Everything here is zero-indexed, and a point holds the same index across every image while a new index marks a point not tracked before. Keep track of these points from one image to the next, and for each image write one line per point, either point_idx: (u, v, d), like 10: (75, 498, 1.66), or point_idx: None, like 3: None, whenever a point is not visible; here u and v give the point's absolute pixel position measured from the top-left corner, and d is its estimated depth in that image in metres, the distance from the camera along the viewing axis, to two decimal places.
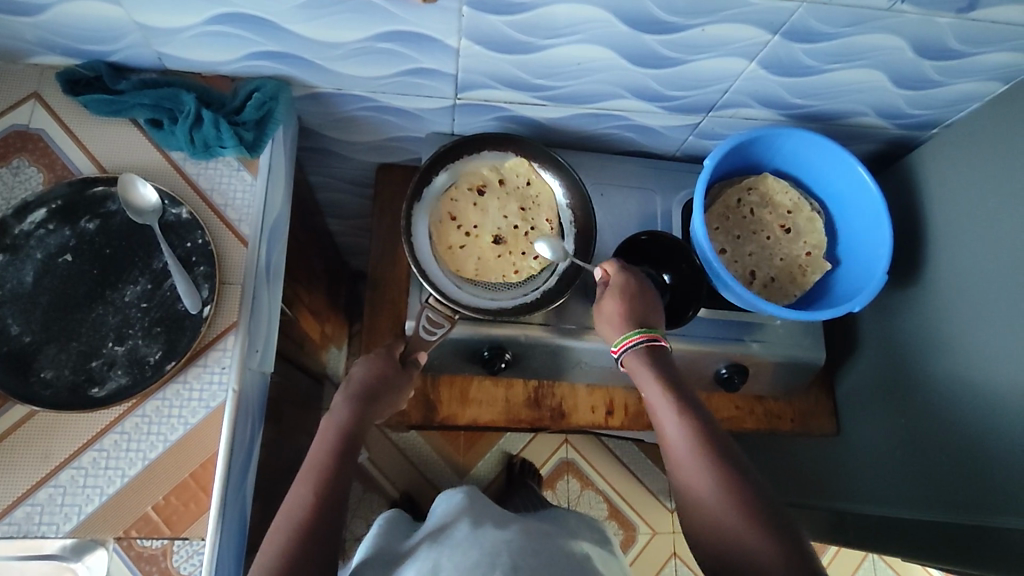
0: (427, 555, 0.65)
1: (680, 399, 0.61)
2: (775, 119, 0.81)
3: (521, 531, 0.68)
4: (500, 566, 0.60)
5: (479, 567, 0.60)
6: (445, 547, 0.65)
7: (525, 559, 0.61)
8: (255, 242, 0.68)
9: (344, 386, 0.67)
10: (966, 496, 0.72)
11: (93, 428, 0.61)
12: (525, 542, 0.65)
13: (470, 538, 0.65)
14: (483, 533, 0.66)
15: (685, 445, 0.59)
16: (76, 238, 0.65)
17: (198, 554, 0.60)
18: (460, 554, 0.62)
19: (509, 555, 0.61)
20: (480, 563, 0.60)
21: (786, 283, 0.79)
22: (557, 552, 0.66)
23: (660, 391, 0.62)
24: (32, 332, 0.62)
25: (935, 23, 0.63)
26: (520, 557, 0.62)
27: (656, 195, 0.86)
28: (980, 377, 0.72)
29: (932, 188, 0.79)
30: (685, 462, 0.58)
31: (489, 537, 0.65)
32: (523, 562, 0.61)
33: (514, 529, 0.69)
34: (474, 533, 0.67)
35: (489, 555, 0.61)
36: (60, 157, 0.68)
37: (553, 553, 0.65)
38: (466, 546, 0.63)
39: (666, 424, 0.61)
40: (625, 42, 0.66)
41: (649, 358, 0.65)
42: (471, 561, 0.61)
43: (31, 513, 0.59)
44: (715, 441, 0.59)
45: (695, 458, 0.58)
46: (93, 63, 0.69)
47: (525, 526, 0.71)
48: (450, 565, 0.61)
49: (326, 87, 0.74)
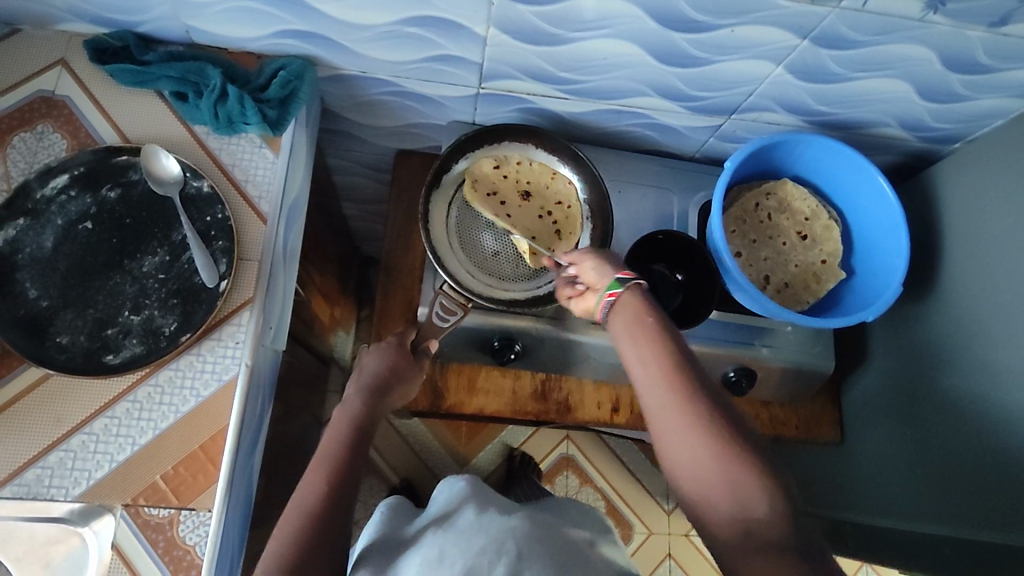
0: (433, 541, 0.65)
1: (672, 340, 0.55)
2: (797, 126, 0.81)
3: (527, 518, 0.68)
4: (506, 556, 0.60)
5: (486, 555, 0.60)
6: (450, 534, 0.65)
7: (531, 547, 0.62)
8: (273, 220, 0.69)
9: (357, 376, 0.68)
10: (967, 512, 0.72)
11: (106, 396, 0.62)
12: (532, 528, 0.66)
13: (475, 523, 0.66)
14: (489, 518, 0.67)
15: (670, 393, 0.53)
16: (96, 205, 0.65)
17: (204, 525, 0.61)
18: (466, 541, 0.63)
19: (515, 543, 0.62)
20: (486, 551, 0.60)
21: (800, 289, 0.79)
22: (559, 541, 0.66)
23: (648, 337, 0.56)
24: (50, 296, 0.62)
25: (965, 36, 0.62)
26: (527, 545, 0.62)
27: (673, 195, 0.86)
28: (988, 397, 0.72)
29: (951, 202, 0.79)
30: (670, 421, 0.52)
31: (495, 524, 0.66)
32: (529, 551, 0.62)
33: (519, 514, 0.69)
34: (478, 519, 0.67)
35: (496, 543, 0.61)
36: (84, 125, 0.68)
37: (554, 544, 0.65)
38: (472, 533, 0.64)
39: (646, 370, 0.55)
40: (653, 38, 0.66)
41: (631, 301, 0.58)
42: (477, 548, 0.61)
43: (41, 476, 0.59)
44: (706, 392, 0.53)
45: (677, 414, 0.52)
46: (122, 33, 0.69)
47: (529, 513, 0.71)
48: (456, 551, 0.62)
49: (351, 69, 0.74)
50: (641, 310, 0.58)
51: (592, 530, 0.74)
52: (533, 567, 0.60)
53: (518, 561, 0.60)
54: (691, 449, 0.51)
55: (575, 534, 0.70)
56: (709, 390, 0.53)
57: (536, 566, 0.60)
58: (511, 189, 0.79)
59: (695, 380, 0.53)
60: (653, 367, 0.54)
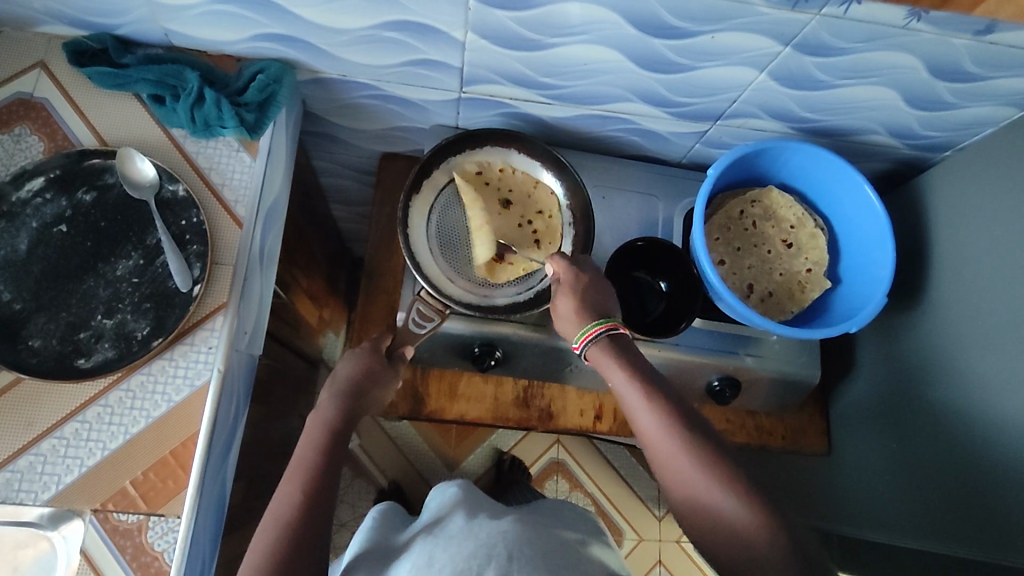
0: (423, 548, 0.65)
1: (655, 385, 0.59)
2: (784, 132, 0.80)
3: (517, 520, 0.68)
4: (496, 558, 0.59)
5: (475, 559, 0.59)
6: (441, 539, 0.65)
7: (522, 549, 0.61)
8: (250, 224, 0.68)
9: (330, 381, 0.67)
10: (949, 526, 0.71)
11: (78, 400, 0.62)
12: (523, 531, 0.65)
13: (465, 530, 0.65)
14: (479, 522, 0.66)
15: (658, 429, 0.57)
16: (72, 208, 0.65)
17: (172, 531, 0.60)
18: (457, 545, 0.62)
19: (505, 546, 0.61)
20: (476, 555, 0.60)
21: (784, 299, 0.78)
22: (550, 542, 0.65)
23: (627, 378, 0.60)
24: (23, 299, 0.62)
25: (952, 44, 0.61)
26: (517, 547, 0.61)
27: (658, 201, 0.85)
28: (975, 411, 0.70)
29: (941, 211, 0.78)
30: (665, 454, 0.56)
31: (486, 527, 0.65)
32: (520, 552, 0.61)
33: (509, 517, 0.68)
34: (469, 524, 0.66)
35: (486, 546, 0.61)
36: (62, 127, 0.68)
37: (546, 544, 0.64)
38: (461, 538, 0.63)
39: (639, 414, 0.58)
40: (633, 44, 0.65)
41: (612, 348, 0.62)
42: (468, 552, 0.61)
43: (11, 479, 0.59)
44: (689, 420, 0.57)
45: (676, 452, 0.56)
46: (101, 35, 0.68)
47: (520, 515, 0.71)
48: (446, 556, 0.61)
49: (331, 73, 0.73)
50: (619, 359, 0.61)
51: (583, 531, 0.73)
52: (523, 567, 0.59)
53: (508, 563, 0.59)
54: (688, 477, 0.55)
55: (565, 535, 0.69)
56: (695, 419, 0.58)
57: (527, 566, 0.59)
58: (492, 194, 0.79)
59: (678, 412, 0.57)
60: (638, 407, 0.58)
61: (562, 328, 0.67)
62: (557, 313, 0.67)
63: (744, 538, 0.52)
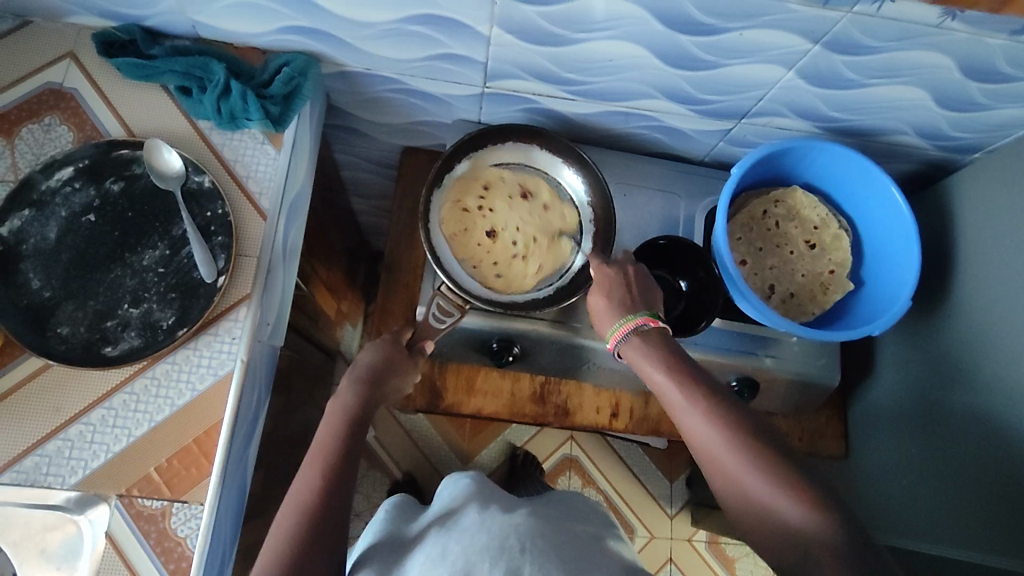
0: (436, 539, 0.65)
1: (688, 377, 0.59)
2: (810, 132, 0.79)
3: (530, 514, 0.68)
4: (509, 551, 0.60)
5: (489, 550, 0.60)
6: (454, 532, 0.65)
7: (534, 541, 0.62)
8: (273, 216, 0.69)
9: (350, 369, 0.67)
10: (972, 527, 0.70)
11: (103, 387, 0.63)
12: (537, 525, 0.65)
13: (478, 522, 0.65)
14: (492, 516, 0.66)
15: (703, 429, 0.56)
16: (100, 198, 0.66)
17: (195, 518, 0.61)
18: (469, 538, 0.63)
19: (517, 538, 0.62)
20: (489, 546, 0.61)
21: (806, 300, 0.78)
22: (563, 535, 0.66)
23: (666, 379, 0.59)
24: (52, 287, 0.63)
25: (986, 43, 0.60)
26: (530, 539, 0.62)
27: (680, 199, 0.84)
28: (1002, 417, 0.69)
29: (968, 213, 0.77)
30: (713, 453, 0.55)
31: (498, 520, 0.65)
32: (533, 544, 0.62)
33: (523, 511, 0.68)
34: (482, 517, 0.66)
35: (499, 538, 0.62)
36: (90, 118, 0.69)
37: (559, 538, 0.64)
38: (475, 531, 0.64)
39: (679, 410, 0.58)
40: (660, 41, 0.64)
41: (644, 344, 0.62)
42: (480, 545, 0.61)
43: (39, 463, 0.61)
44: (733, 412, 0.56)
45: (721, 445, 0.55)
46: (129, 26, 0.69)
47: (533, 509, 0.71)
48: (459, 548, 0.62)
49: (356, 66, 0.73)
50: (652, 359, 0.61)
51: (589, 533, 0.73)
52: (537, 560, 0.60)
53: (522, 554, 0.60)
54: (737, 473, 0.54)
55: (580, 525, 0.70)
56: (745, 415, 0.56)
57: (538, 557, 0.60)
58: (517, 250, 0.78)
59: (717, 402, 0.57)
60: (679, 407, 0.58)
61: (599, 326, 0.67)
62: (594, 310, 0.68)
63: (802, 537, 0.50)
